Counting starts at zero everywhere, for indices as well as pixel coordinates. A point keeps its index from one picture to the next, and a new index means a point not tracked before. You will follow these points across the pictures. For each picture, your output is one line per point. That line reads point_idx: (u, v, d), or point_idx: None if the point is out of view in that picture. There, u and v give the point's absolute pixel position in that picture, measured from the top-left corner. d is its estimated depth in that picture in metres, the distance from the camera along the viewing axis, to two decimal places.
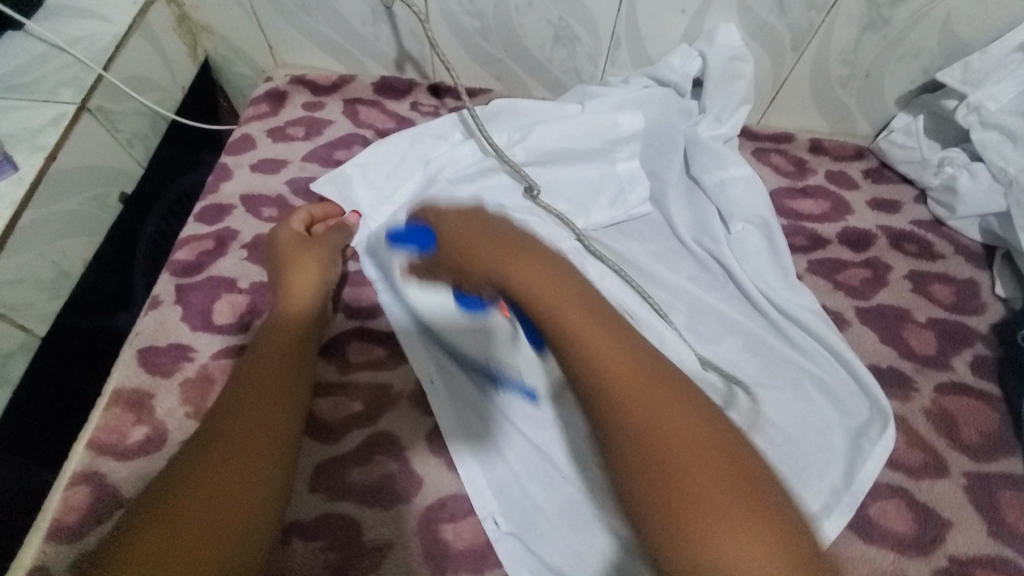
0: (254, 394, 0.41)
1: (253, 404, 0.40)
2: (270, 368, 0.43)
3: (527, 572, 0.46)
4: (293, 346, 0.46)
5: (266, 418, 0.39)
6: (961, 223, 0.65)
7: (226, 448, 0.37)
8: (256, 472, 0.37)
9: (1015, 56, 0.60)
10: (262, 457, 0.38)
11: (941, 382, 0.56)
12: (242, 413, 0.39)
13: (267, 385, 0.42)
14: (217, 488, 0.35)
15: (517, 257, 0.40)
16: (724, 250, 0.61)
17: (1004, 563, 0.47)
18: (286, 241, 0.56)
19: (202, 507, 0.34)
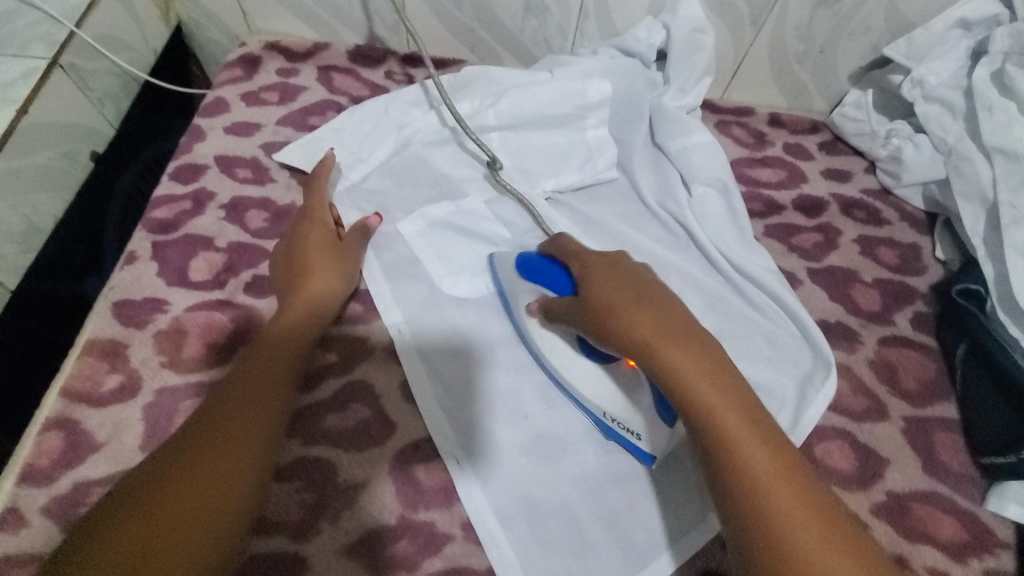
0: (254, 365, 0.44)
1: (251, 372, 0.44)
2: (272, 342, 0.47)
3: (488, 507, 0.48)
4: (298, 326, 0.49)
5: (264, 380, 0.43)
6: (907, 192, 0.70)
7: (223, 405, 0.41)
8: (250, 420, 0.40)
9: (954, 31, 0.64)
10: (256, 410, 0.41)
11: (884, 336, 0.60)
12: (242, 378, 0.43)
13: (269, 355, 0.45)
14: (228, 426, 0.39)
15: (734, 407, 0.39)
16: (686, 213, 0.64)
17: (936, 496, 0.51)
18: (312, 232, 0.56)
19: (202, 451, 0.38)
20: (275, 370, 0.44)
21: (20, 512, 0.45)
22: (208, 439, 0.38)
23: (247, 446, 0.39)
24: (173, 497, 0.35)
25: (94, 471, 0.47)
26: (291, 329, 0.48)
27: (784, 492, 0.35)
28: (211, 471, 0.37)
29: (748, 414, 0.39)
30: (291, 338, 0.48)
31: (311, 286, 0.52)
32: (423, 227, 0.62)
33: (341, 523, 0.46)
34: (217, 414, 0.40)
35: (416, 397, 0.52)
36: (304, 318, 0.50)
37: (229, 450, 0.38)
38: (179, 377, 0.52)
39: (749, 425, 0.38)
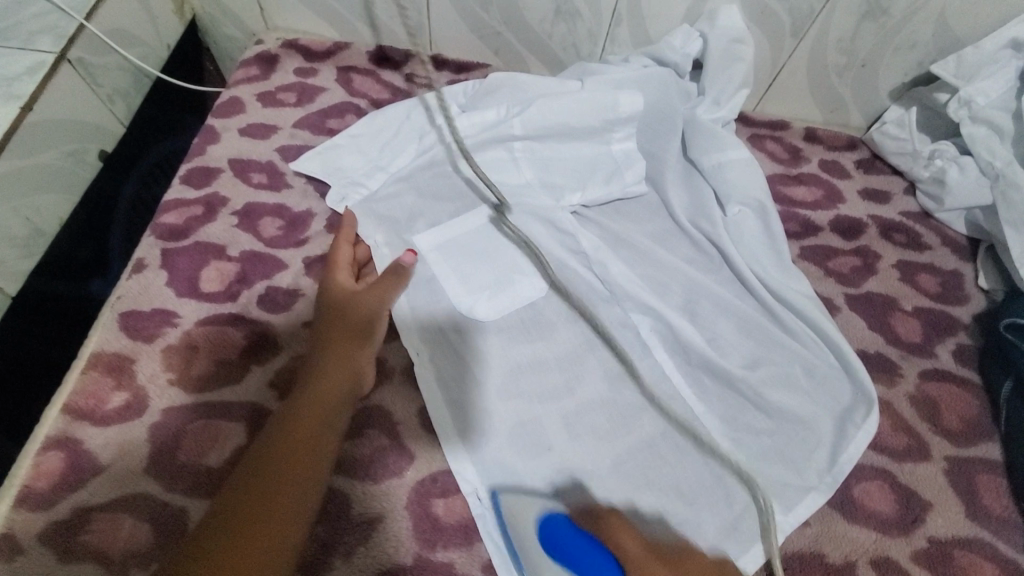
0: (296, 437, 0.41)
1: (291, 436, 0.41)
2: (311, 404, 0.44)
3: (508, 549, 0.45)
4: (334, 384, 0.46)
5: (323, 420, 0.43)
6: (948, 216, 0.67)
7: (264, 474, 0.39)
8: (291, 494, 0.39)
9: (1002, 53, 0.61)
10: (296, 483, 0.39)
11: (925, 369, 0.58)
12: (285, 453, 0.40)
13: (311, 423, 0.43)
14: (261, 513, 0.37)
15: None
16: (721, 234, 0.61)
17: (980, 543, 0.49)
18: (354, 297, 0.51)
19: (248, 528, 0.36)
20: (316, 436, 0.42)
21: (18, 538, 0.43)
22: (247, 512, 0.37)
23: (284, 528, 0.37)
24: (243, 553, 0.35)
25: (95, 496, 0.44)
26: (327, 397, 0.45)
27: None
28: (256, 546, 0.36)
29: None
30: (328, 408, 0.44)
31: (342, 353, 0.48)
32: (441, 241, 0.60)
33: (354, 561, 0.43)
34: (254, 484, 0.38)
35: (437, 428, 0.50)
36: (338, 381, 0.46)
37: (271, 527, 0.37)
38: (185, 395, 0.49)
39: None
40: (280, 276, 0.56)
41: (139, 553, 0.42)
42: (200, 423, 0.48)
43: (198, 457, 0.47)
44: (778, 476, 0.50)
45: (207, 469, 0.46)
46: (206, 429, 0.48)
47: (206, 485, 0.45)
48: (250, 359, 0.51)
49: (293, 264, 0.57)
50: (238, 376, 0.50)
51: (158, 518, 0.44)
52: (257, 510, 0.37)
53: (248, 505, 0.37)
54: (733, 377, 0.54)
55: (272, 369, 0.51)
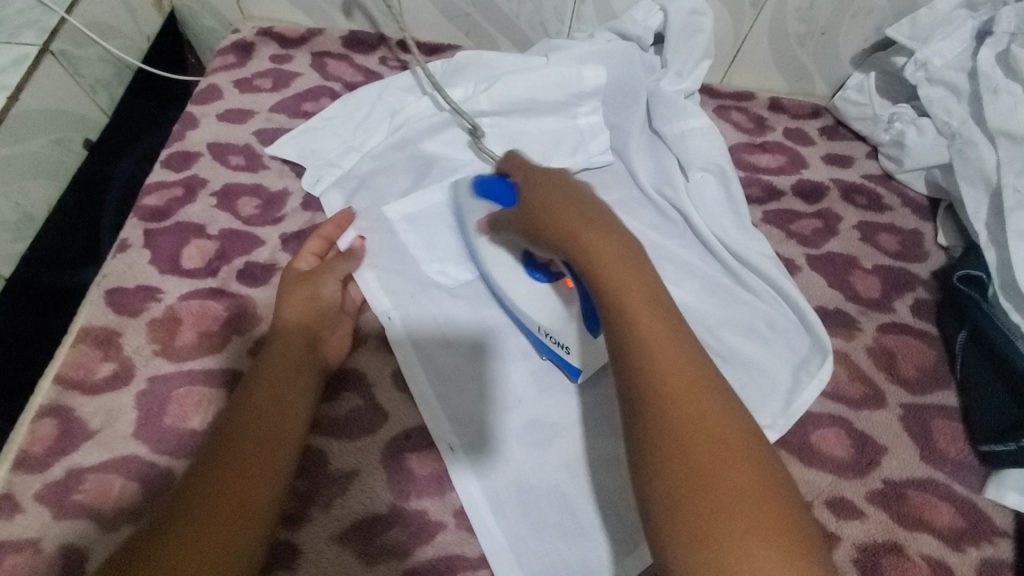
0: (267, 395, 0.44)
1: (253, 418, 0.42)
2: (269, 387, 0.45)
3: (478, 497, 0.48)
4: (289, 367, 0.47)
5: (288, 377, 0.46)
6: (909, 177, 0.68)
7: (224, 450, 0.40)
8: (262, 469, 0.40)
9: (959, 12, 0.63)
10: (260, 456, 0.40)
11: (884, 322, 0.60)
12: (257, 407, 0.43)
13: (278, 380, 0.45)
14: (240, 458, 0.39)
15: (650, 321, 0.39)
16: (684, 200, 0.63)
17: (932, 483, 0.51)
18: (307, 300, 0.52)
19: (219, 508, 0.37)
20: (278, 404, 0.44)
21: (16, 497, 0.45)
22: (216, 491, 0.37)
23: (263, 479, 0.39)
24: (227, 493, 0.38)
25: (87, 458, 0.47)
26: (291, 358, 0.47)
27: (638, 311, 0.40)
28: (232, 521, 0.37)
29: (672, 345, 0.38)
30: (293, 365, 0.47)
31: (308, 326, 0.50)
32: (408, 213, 0.62)
33: (332, 510, 0.46)
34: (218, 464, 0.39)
35: (410, 387, 0.52)
36: (300, 344, 0.49)
37: (234, 497, 0.38)
38: (169, 365, 0.52)
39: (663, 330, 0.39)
40: (259, 252, 0.59)
41: (128, 509, 0.45)
42: (185, 389, 0.51)
43: (184, 420, 0.49)
44: None
45: (191, 431, 0.49)
46: (190, 394, 0.50)
47: (192, 445, 0.48)
48: (230, 329, 0.54)
49: (271, 240, 0.60)
50: (219, 345, 0.53)
51: (148, 476, 0.46)
52: (226, 494, 0.37)
53: (225, 471, 0.39)
54: (694, 328, 0.57)
55: (252, 337, 0.54)
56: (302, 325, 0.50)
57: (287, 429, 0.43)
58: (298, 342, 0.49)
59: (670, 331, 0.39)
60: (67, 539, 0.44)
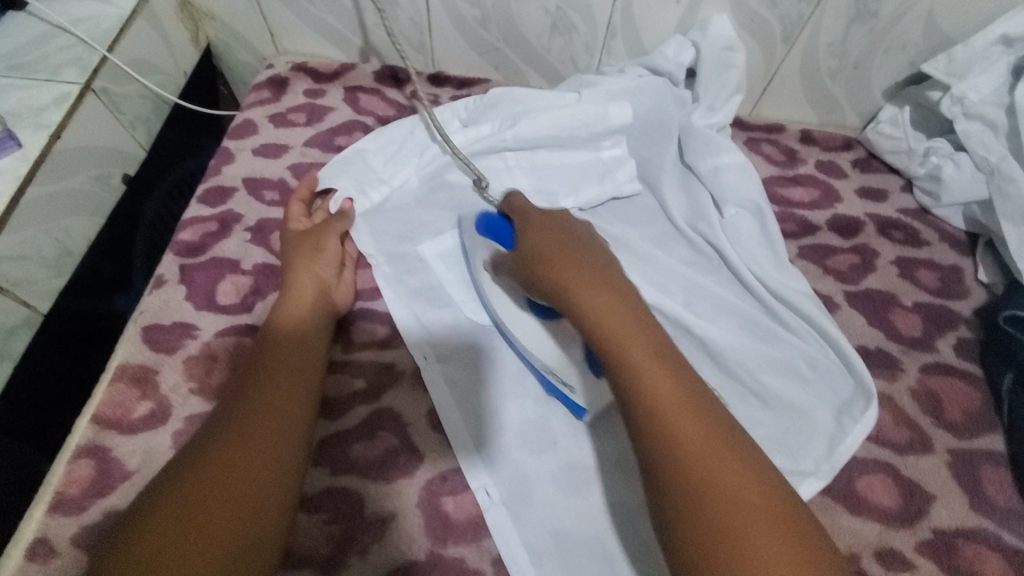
0: (260, 401, 0.44)
1: (261, 400, 0.44)
2: (277, 377, 0.46)
3: (518, 546, 0.47)
4: (302, 368, 0.48)
5: (291, 383, 0.46)
6: (946, 212, 0.67)
7: (211, 460, 0.41)
8: (263, 459, 0.41)
9: (995, 49, 0.61)
10: (272, 431, 0.43)
11: (927, 363, 0.58)
12: (250, 417, 0.43)
13: (276, 386, 0.46)
14: (228, 471, 0.40)
15: (622, 320, 0.43)
16: (718, 235, 0.62)
17: (984, 534, 0.49)
18: (310, 297, 0.54)
19: (230, 482, 0.40)
20: (278, 411, 0.44)
21: (53, 540, 0.45)
22: (227, 466, 0.40)
23: (258, 489, 0.40)
24: (210, 503, 0.38)
25: (124, 500, 0.47)
26: (290, 365, 0.48)
27: (592, 306, 0.44)
28: (225, 511, 0.38)
29: (625, 321, 0.43)
30: (294, 372, 0.47)
31: (304, 329, 0.52)
32: (441, 250, 0.63)
33: (370, 557, 0.45)
34: (222, 441, 0.42)
35: (445, 428, 0.52)
36: (300, 352, 0.49)
37: (223, 505, 0.39)
38: (206, 403, 0.52)
39: (625, 330, 0.42)
40: None
41: None
42: None
43: None
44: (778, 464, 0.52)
45: None
46: None
47: None
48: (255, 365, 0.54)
49: None
50: None
51: None
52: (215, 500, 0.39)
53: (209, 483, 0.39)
54: (731, 363, 0.56)
55: None
56: (300, 330, 0.51)
57: (291, 425, 0.44)
58: (296, 348, 0.50)
59: (619, 307, 0.43)
60: None
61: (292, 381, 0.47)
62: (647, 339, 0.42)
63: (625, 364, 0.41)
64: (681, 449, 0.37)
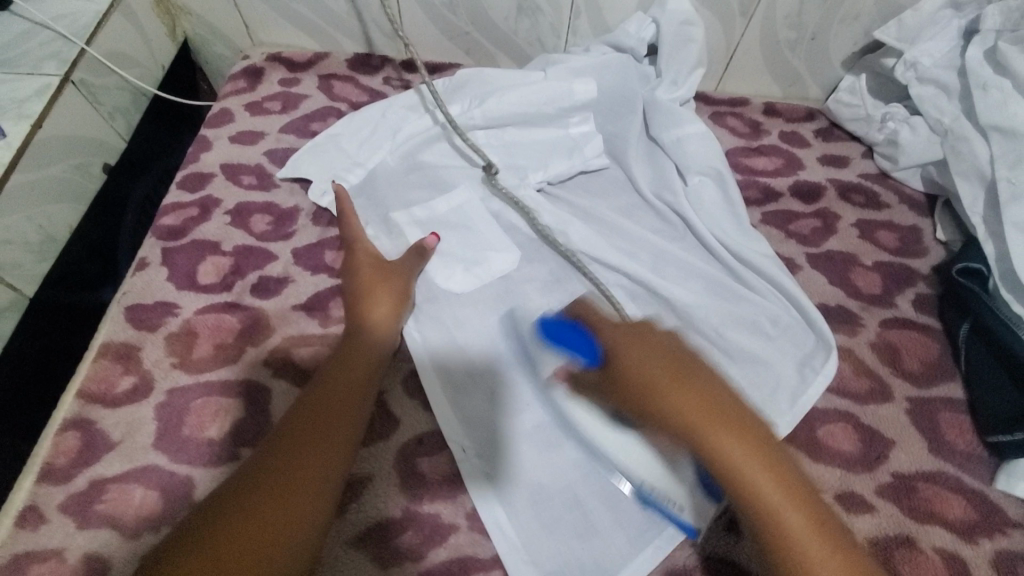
0: (322, 413, 0.42)
1: (329, 409, 0.42)
2: (343, 387, 0.44)
3: (490, 496, 0.49)
4: (364, 382, 0.45)
5: (352, 395, 0.44)
6: (905, 174, 0.70)
7: (265, 470, 0.38)
8: (315, 472, 0.38)
9: (944, 12, 0.64)
10: (338, 447, 0.40)
11: (886, 318, 0.60)
12: (312, 426, 0.41)
13: (339, 395, 0.43)
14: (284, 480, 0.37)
15: (669, 371, 0.37)
16: (683, 202, 0.64)
17: (942, 476, 0.51)
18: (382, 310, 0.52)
19: (294, 497, 0.37)
20: (337, 420, 0.41)
21: (41, 508, 0.47)
22: (278, 488, 0.37)
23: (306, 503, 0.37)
24: (258, 514, 0.35)
25: (110, 469, 0.49)
26: (355, 375, 0.46)
27: (641, 365, 0.38)
28: (270, 526, 0.35)
29: (676, 365, 0.38)
30: (356, 383, 0.45)
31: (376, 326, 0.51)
32: (416, 218, 0.64)
33: (347, 515, 0.47)
34: (286, 448, 0.39)
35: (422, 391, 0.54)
36: (366, 364, 0.47)
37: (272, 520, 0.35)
38: (188, 377, 0.53)
39: (739, 436, 0.35)
40: (271, 266, 0.60)
41: (150, 517, 0.46)
42: (200, 400, 0.52)
43: (202, 430, 0.51)
44: None
45: (210, 440, 0.50)
46: (207, 404, 0.52)
47: (213, 455, 0.49)
48: (235, 339, 0.55)
49: (283, 254, 0.62)
50: (234, 356, 0.54)
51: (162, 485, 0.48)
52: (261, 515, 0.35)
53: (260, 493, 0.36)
54: (697, 321, 0.58)
55: (267, 348, 0.55)
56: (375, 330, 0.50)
57: (345, 440, 0.41)
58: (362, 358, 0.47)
59: (661, 349, 0.39)
60: (90, 548, 0.45)
61: (353, 394, 0.44)
62: (746, 426, 0.36)
63: (630, 378, 0.38)
64: (728, 464, 0.35)
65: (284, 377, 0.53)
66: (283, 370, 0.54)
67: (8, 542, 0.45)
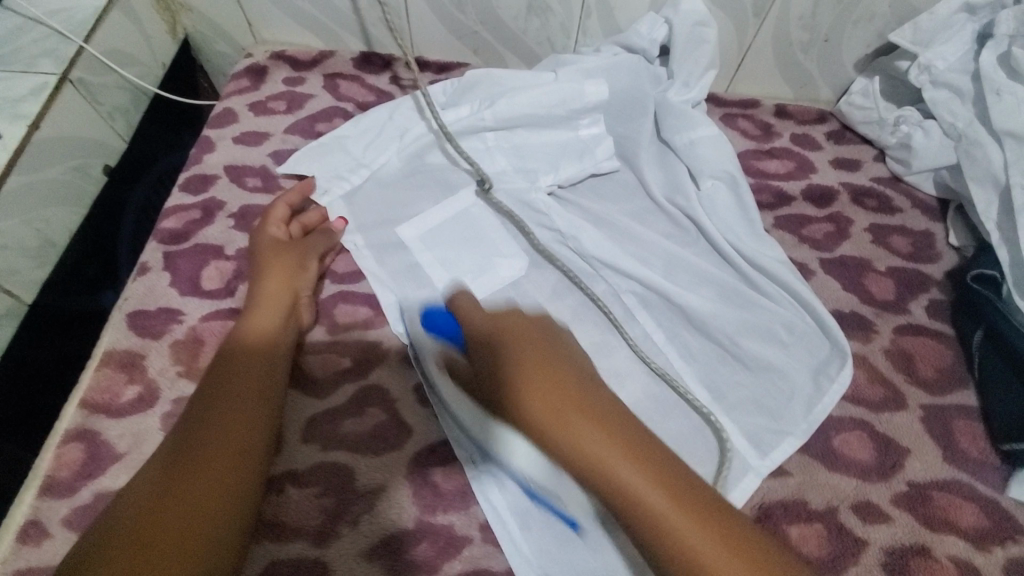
0: (229, 389, 0.43)
1: (233, 383, 0.44)
2: (234, 395, 0.43)
3: (503, 511, 0.48)
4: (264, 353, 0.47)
5: (255, 371, 0.45)
6: (918, 178, 0.69)
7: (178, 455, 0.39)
8: (232, 443, 0.40)
9: (959, 16, 0.63)
10: (239, 462, 0.39)
11: (900, 324, 0.60)
12: (223, 403, 0.42)
13: (242, 369, 0.45)
14: (195, 459, 0.38)
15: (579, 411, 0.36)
16: (695, 207, 0.64)
17: (957, 484, 0.51)
18: (278, 318, 0.51)
19: (209, 463, 0.38)
20: (248, 394, 0.43)
21: (45, 522, 0.46)
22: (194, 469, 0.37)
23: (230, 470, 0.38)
24: (181, 490, 0.36)
25: (115, 480, 0.48)
26: (254, 349, 0.47)
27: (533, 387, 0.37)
28: (194, 497, 0.36)
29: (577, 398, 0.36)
30: (258, 356, 0.47)
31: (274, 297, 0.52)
32: (421, 230, 0.63)
33: (361, 527, 0.46)
34: (192, 454, 0.38)
35: (431, 401, 0.53)
36: (264, 335, 0.49)
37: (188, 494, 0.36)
38: (194, 385, 0.52)
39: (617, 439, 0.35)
40: None
41: None
42: None
43: None
44: (757, 424, 0.53)
45: None
46: None
47: None
48: None
49: None
50: None
51: None
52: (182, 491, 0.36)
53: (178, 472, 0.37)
54: (711, 328, 0.58)
55: None
56: (270, 300, 0.52)
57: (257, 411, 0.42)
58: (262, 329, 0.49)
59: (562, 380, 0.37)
60: None
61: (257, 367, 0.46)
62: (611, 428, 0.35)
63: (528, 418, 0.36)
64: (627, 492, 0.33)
65: (296, 387, 0.53)
66: (294, 380, 0.53)
67: (10, 558, 0.44)
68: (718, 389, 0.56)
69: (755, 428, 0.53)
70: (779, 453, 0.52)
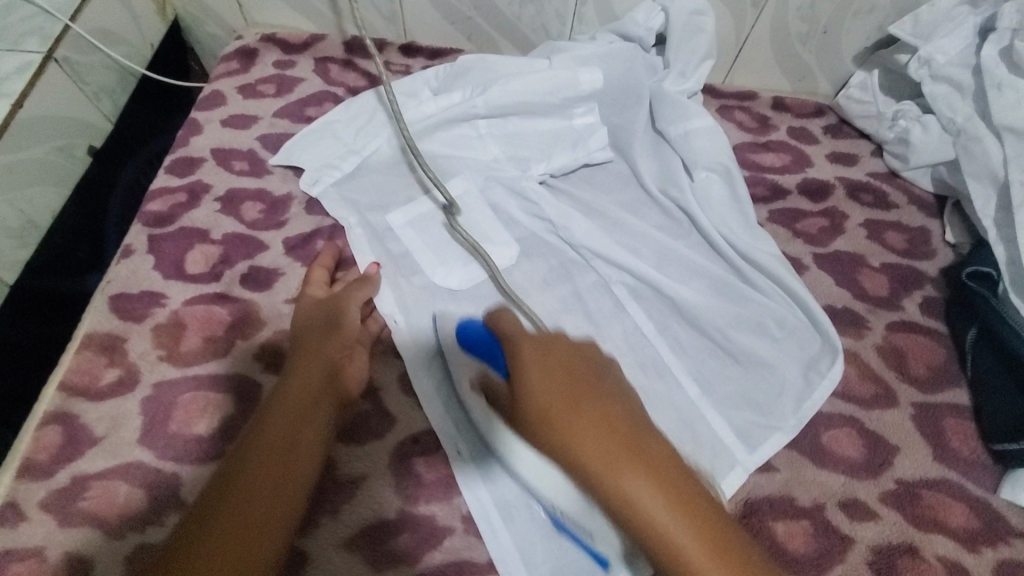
0: (291, 393, 0.44)
1: (297, 389, 0.45)
2: (290, 402, 0.43)
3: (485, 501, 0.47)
4: (324, 351, 0.48)
5: (316, 372, 0.46)
6: (915, 174, 0.68)
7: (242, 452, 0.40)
8: (294, 448, 0.41)
9: (960, 9, 0.63)
10: (296, 473, 0.40)
11: (893, 320, 0.59)
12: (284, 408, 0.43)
13: (303, 372, 0.46)
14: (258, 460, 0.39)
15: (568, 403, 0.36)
16: (689, 199, 0.63)
17: (947, 483, 0.50)
18: (325, 319, 0.51)
19: (265, 464, 0.39)
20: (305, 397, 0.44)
21: (21, 505, 0.45)
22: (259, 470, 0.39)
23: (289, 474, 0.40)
24: (243, 491, 0.38)
25: (93, 464, 0.47)
26: (312, 350, 0.48)
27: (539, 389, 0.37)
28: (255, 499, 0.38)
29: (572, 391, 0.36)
30: (317, 354, 0.48)
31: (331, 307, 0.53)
32: (411, 217, 0.63)
33: (340, 517, 0.45)
34: (258, 451, 0.40)
35: (415, 390, 0.52)
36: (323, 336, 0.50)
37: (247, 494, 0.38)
38: (176, 369, 0.52)
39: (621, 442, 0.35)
40: (263, 256, 0.58)
41: (135, 516, 0.44)
42: (188, 395, 0.50)
43: (188, 426, 0.49)
44: (746, 419, 0.53)
45: (196, 437, 0.48)
46: (197, 399, 0.50)
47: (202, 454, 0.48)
48: (225, 332, 0.54)
49: (275, 244, 0.60)
50: (224, 349, 0.53)
51: (145, 481, 0.46)
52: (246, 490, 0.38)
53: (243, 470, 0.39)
54: (703, 321, 0.57)
55: (256, 342, 0.53)
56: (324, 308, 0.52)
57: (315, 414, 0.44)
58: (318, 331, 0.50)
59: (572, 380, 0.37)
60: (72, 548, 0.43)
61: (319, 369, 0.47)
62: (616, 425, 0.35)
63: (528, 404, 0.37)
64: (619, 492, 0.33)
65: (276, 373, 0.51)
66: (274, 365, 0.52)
67: None
68: (708, 381, 0.55)
69: (743, 423, 0.52)
70: (767, 448, 0.51)
